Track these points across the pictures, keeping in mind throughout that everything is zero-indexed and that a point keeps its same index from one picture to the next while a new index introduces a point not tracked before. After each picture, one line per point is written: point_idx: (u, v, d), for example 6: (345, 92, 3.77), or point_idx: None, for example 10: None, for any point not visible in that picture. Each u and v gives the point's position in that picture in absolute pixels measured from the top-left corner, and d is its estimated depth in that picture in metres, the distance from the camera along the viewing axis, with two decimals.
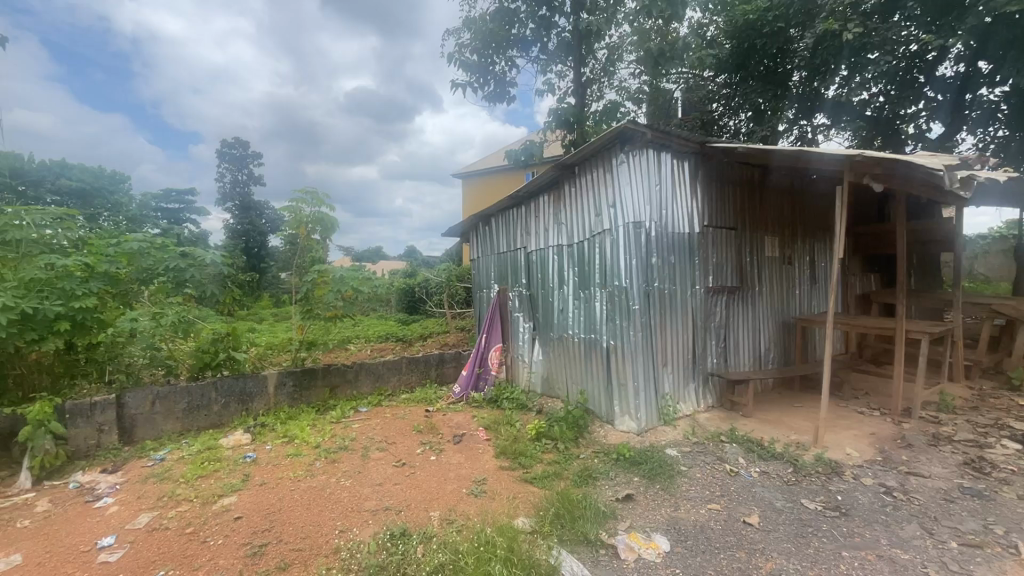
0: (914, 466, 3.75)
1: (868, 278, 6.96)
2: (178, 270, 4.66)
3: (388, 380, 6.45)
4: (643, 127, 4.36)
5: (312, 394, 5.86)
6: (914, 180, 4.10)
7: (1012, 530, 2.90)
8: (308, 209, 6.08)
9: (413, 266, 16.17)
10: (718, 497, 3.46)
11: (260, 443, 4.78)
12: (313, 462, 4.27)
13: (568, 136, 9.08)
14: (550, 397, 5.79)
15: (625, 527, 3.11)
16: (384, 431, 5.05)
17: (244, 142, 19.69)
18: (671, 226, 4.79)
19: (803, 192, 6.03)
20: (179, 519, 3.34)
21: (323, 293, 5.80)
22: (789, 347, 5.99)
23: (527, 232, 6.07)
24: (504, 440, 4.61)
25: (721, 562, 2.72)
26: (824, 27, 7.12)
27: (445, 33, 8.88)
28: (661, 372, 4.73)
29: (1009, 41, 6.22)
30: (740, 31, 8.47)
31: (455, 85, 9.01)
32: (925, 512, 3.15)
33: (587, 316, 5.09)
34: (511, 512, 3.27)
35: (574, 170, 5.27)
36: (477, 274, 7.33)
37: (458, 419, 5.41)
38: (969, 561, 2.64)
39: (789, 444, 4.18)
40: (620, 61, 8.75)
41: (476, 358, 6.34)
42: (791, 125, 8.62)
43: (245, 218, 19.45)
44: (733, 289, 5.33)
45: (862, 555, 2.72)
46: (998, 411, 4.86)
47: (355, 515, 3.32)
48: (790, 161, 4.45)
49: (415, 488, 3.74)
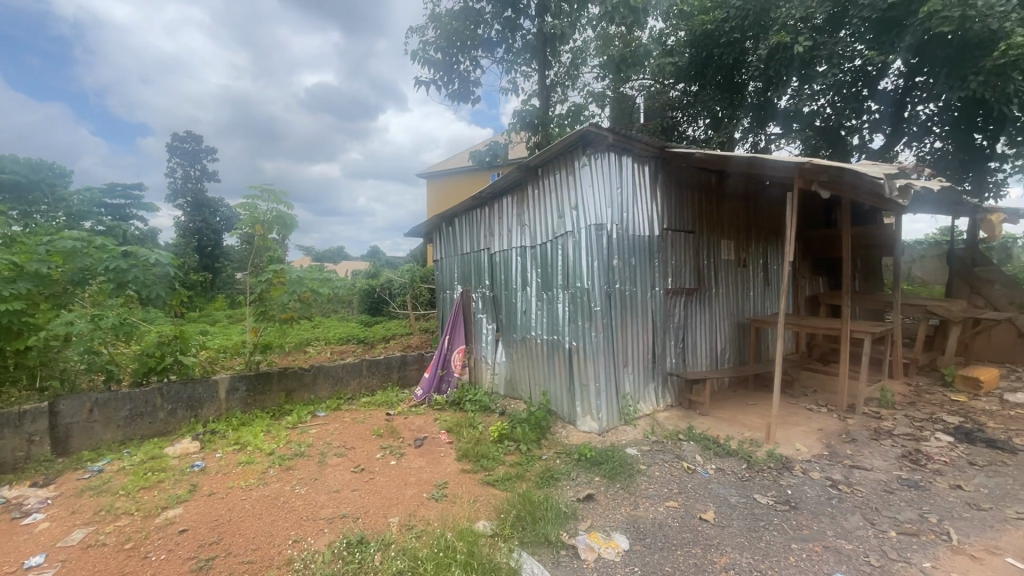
0: (858, 460, 3.94)
1: (817, 280, 7.29)
2: (120, 270, 4.35)
3: (348, 383, 6.29)
4: (605, 130, 4.42)
5: (267, 399, 5.65)
6: (859, 188, 4.30)
7: (945, 518, 3.09)
8: (265, 206, 5.86)
9: (376, 266, 15.87)
10: (676, 494, 3.53)
11: (210, 451, 4.57)
12: (266, 470, 4.11)
13: (532, 138, 9.09)
14: (513, 398, 5.78)
15: (585, 527, 3.13)
16: (343, 436, 4.90)
17: (198, 135, 18.90)
18: (632, 228, 4.86)
19: (757, 198, 6.26)
20: (117, 534, 3.14)
21: (278, 294, 5.58)
22: (743, 347, 6.19)
23: (490, 233, 6.05)
24: (466, 443, 4.57)
25: (678, 559, 2.77)
26: (776, 39, 7.45)
27: (409, 29, 8.75)
28: (622, 372, 4.81)
29: (944, 59, 6.65)
30: (699, 40, 8.70)
31: (419, 82, 8.89)
32: (867, 504, 3.31)
33: (550, 317, 5.11)
34: (471, 516, 3.24)
35: (538, 172, 5.27)
36: (440, 274, 7.24)
37: (420, 423, 5.32)
38: (907, 549, 2.78)
39: (743, 440, 4.32)
40: (584, 65, 8.88)
41: (439, 360, 6.27)
42: (747, 134, 9.02)
43: (198, 215, 18.63)
44: (691, 290, 5.47)
45: (810, 546, 2.83)
46: (933, 406, 5.17)
47: (309, 524, 3.20)
48: (745, 167, 4.60)
49: (374, 494, 3.65)
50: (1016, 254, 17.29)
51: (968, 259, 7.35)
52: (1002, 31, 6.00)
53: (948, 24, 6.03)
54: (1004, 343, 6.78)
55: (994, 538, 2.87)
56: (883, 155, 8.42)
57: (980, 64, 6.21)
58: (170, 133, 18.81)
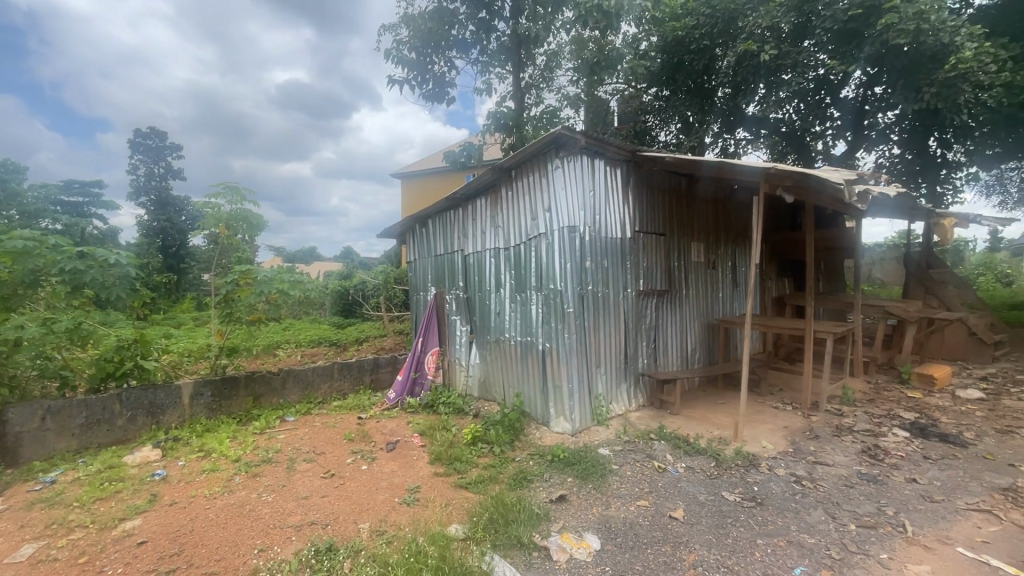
0: (820, 456, 4.07)
1: (783, 282, 7.51)
2: (76, 271, 4.17)
3: (318, 387, 6.17)
4: (578, 133, 4.46)
5: (233, 404, 5.49)
6: (822, 193, 4.44)
7: (900, 511, 3.22)
8: (228, 206, 5.69)
9: (349, 266, 15.62)
10: (646, 493, 3.58)
11: (172, 459, 4.42)
12: (231, 477, 3.99)
13: (507, 139, 9.09)
14: (487, 400, 5.77)
15: (557, 528, 3.14)
16: (312, 441, 4.81)
17: (162, 132, 18.25)
18: (604, 231, 4.92)
19: (726, 202, 6.41)
20: (70, 549, 2.99)
21: (245, 295, 5.43)
22: (713, 347, 6.32)
23: (464, 234, 6.02)
24: (438, 446, 4.53)
25: (648, 557, 2.81)
26: (744, 47, 7.67)
27: (382, 27, 8.64)
28: (595, 372, 4.85)
29: (900, 70, 6.91)
30: (670, 46, 8.86)
31: (392, 81, 8.78)
32: (829, 498, 3.42)
33: (523, 319, 5.12)
34: (443, 520, 3.21)
35: (511, 174, 5.28)
36: (414, 276, 7.17)
37: (392, 426, 5.26)
38: (866, 542, 2.89)
39: (712, 439, 4.41)
40: (559, 68, 8.92)
41: (412, 362, 6.22)
42: (716, 139, 9.24)
43: (161, 214, 18.00)
44: (662, 291, 5.56)
45: (775, 541, 2.91)
46: (891, 403, 5.38)
47: (275, 532, 3.12)
48: (714, 172, 4.70)
49: (344, 500, 3.58)
50: (967, 257, 18.18)
51: (924, 262, 7.69)
52: (953, 45, 6.32)
53: (904, 36, 6.33)
54: (956, 342, 7.13)
55: (946, 529, 3.00)
56: (846, 161, 8.73)
57: (933, 75, 6.53)
58: (133, 129, 18.12)
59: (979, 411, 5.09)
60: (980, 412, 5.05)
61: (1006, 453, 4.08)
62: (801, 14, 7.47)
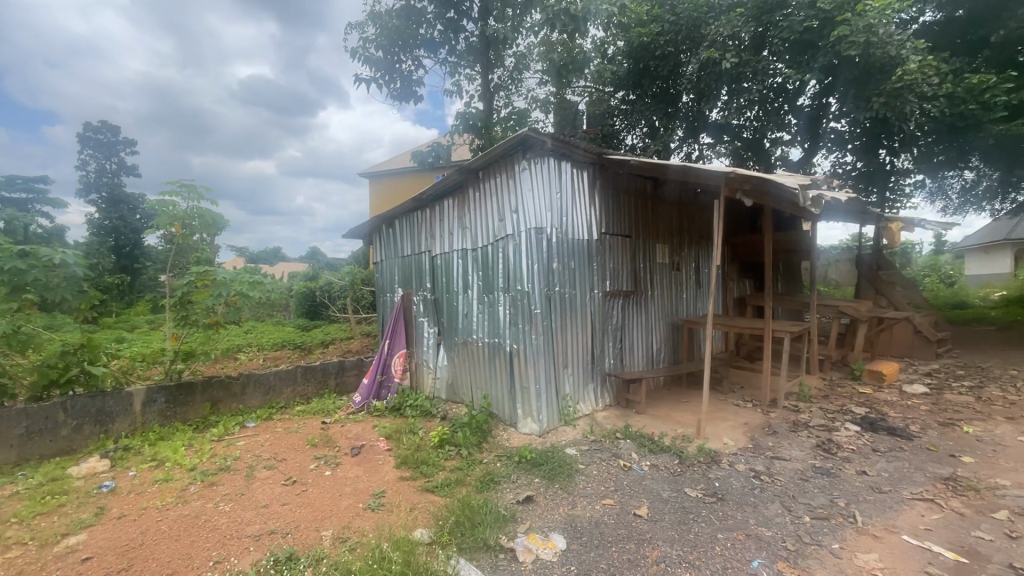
0: (778, 451, 4.21)
1: (744, 282, 7.75)
2: (17, 271, 3.93)
3: (281, 392, 5.99)
4: (544, 135, 4.49)
5: (189, 411, 5.28)
6: (779, 198, 4.61)
7: (851, 502, 3.37)
8: (184, 204, 5.47)
9: (315, 267, 15.25)
10: (612, 492, 3.62)
11: (121, 469, 4.21)
12: (186, 487, 3.83)
13: (476, 141, 9.07)
14: (455, 402, 5.73)
15: (524, 529, 3.15)
16: (274, 447, 4.66)
17: (115, 125, 17.42)
18: (571, 232, 4.96)
19: (690, 205, 6.57)
20: (6, 568, 2.81)
21: (203, 297, 5.23)
22: (678, 346, 6.46)
23: (432, 235, 5.97)
24: (405, 449, 4.46)
25: (613, 555, 2.84)
26: (706, 54, 7.88)
27: (349, 25, 8.48)
28: (562, 372, 4.89)
29: (851, 80, 7.27)
30: (636, 51, 9.00)
31: (358, 80, 8.63)
32: (785, 492, 3.55)
33: (491, 321, 5.11)
34: (408, 525, 3.17)
35: (479, 175, 5.26)
36: (380, 277, 7.06)
37: (358, 430, 5.15)
38: (819, 533, 3.00)
39: (676, 436, 4.50)
40: (527, 70, 8.91)
41: (379, 365, 6.17)
42: (681, 144, 9.45)
43: (114, 212, 17.18)
44: (628, 292, 5.65)
45: (733, 535, 2.99)
46: (844, 398, 5.63)
47: (232, 543, 3.01)
48: (678, 175, 4.81)
49: (306, 507, 3.49)
50: (913, 260, 19.18)
51: (874, 264, 8.07)
52: (899, 58, 6.68)
53: (854, 48, 6.65)
54: (904, 339, 7.51)
55: (893, 518, 3.16)
56: (802, 166, 9.09)
57: (882, 86, 6.86)
58: (82, 122, 17.23)
59: (924, 405, 5.38)
60: (925, 406, 5.33)
61: (948, 444, 4.32)
62: (760, 24, 7.75)
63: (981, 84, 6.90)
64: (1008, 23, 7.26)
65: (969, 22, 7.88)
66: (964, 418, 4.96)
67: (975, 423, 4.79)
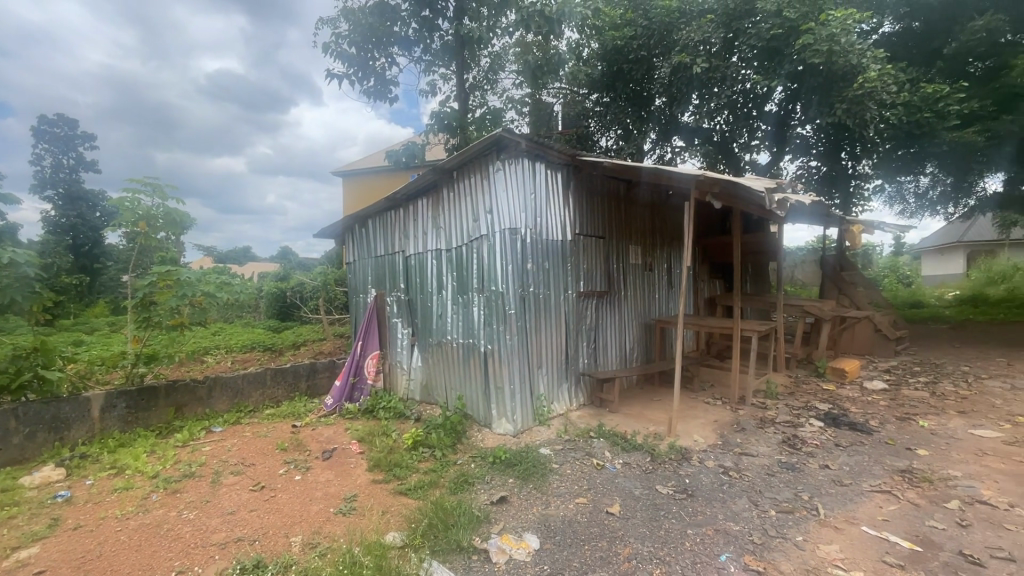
0: (746, 448, 4.32)
1: (714, 283, 7.92)
2: None
3: (249, 396, 5.84)
4: (518, 136, 4.51)
5: (152, 416, 5.10)
6: (747, 200, 4.72)
7: (814, 496, 3.48)
8: (148, 201, 5.28)
9: (286, 267, 14.93)
10: (585, 490, 3.66)
11: (77, 478, 4.04)
12: (147, 495, 3.70)
13: (451, 140, 9.02)
14: (429, 403, 5.68)
15: (497, 530, 3.14)
16: (241, 452, 4.55)
17: (73, 119, 16.74)
18: (545, 233, 4.98)
19: (662, 207, 6.69)
20: None
21: (166, 298, 5.05)
22: (650, 346, 6.56)
23: (405, 235, 5.91)
24: (378, 452, 4.41)
25: (586, 553, 2.87)
26: (678, 59, 8.02)
27: (320, 20, 8.32)
28: (536, 372, 4.91)
29: (816, 87, 7.51)
30: (610, 54, 9.09)
31: (331, 76, 8.48)
32: (752, 486, 3.64)
33: (465, 321, 5.09)
34: (380, 528, 3.13)
35: (453, 175, 5.24)
36: (353, 278, 6.95)
37: (329, 433, 5.06)
38: (784, 526, 3.09)
39: (648, 435, 4.57)
40: (502, 70, 8.93)
41: (351, 367, 6.08)
42: (654, 146, 9.61)
43: (71, 209, 16.45)
44: (602, 292, 5.71)
45: (703, 531, 3.06)
46: (809, 395, 5.81)
47: (196, 552, 2.92)
48: (651, 177, 4.88)
49: (275, 513, 3.41)
50: (875, 260, 19.94)
51: (838, 265, 8.35)
52: (860, 66, 6.95)
53: (818, 56, 6.88)
54: (865, 337, 7.82)
55: (854, 510, 3.28)
56: (770, 170, 9.35)
57: (844, 93, 7.11)
58: (37, 114, 16.50)
59: (883, 400, 5.61)
60: (884, 401, 5.56)
61: (904, 438, 4.52)
62: (730, 30, 7.93)
63: (935, 93, 7.26)
64: (960, 36, 7.59)
65: (924, 34, 8.27)
66: (919, 413, 5.18)
67: (930, 418, 5.01)
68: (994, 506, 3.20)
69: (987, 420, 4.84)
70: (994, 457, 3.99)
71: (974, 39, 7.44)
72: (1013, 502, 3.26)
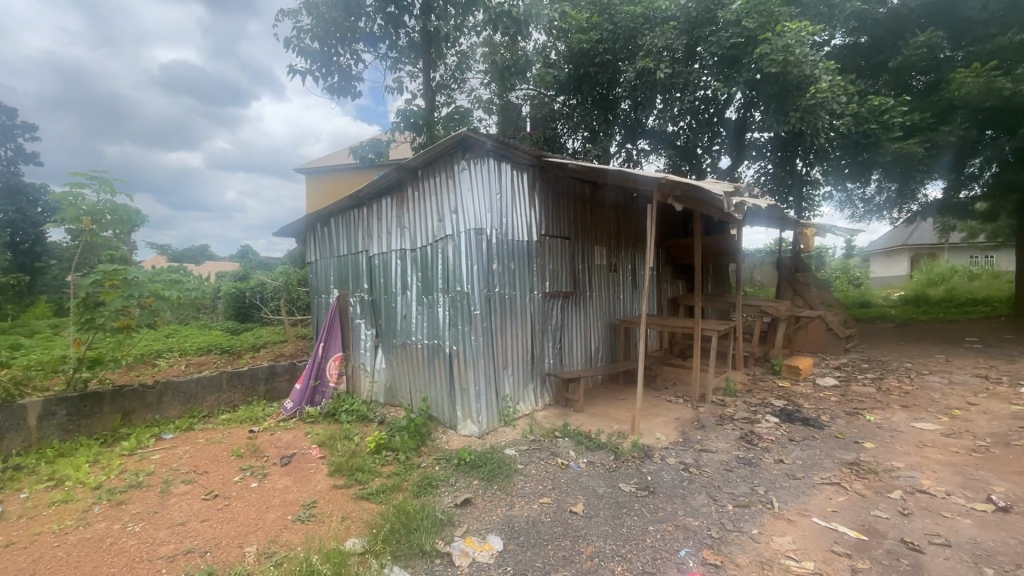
0: (705, 444, 4.44)
1: (676, 283, 8.11)
2: None
3: (203, 400, 5.61)
4: (483, 136, 4.50)
5: (96, 424, 4.84)
6: (707, 203, 4.84)
7: (770, 489, 3.60)
8: (92, 195, 4.99)
9: (246, 266, 14.40)
10: (549, 490, 3.67)
11: (11, 492, 3.78)
12: (89, 508, 3.50)
13: (417, 138, 8.92)
14: (393, 405, 5.59)
15: (461, 533, 3.10)
16: (193, 460, 4.35)
17: (12, 108, 15.69)
18: (511, 234, 4.98)
19: (626, 208, 6.80)
20: None
21: (111, 298, 4.78)
22: (615, 345, 6.64)
23: (369, 234, 5.80)
24: (339, 456, 4.30)
25: (549, 553, 2.87)
26: (642, 63, 8.17)
27: (281, 12, 8.06)
28: (502, 373, 4.90)
29: (772, 95, 7.80)
30: (576, 57, 9.17)
31: (293, 71, 8.24)
32: (711, 482, 3.74)
33: (430, 322, 5.03)
34: (339, 535, 3.06)
35: (418, 174, 5.18)
36: (315, 277, 6.77)
37: (288, 438, 4.91)
38: (741, 520, 3.18)
39: (612, 433, 4.63)
40: (470, 70, 8.90)
41: (312, 369, 5.92)
42: (619, 149, 9.77)
43: (9, 204, 15.37)
44: (567, 293, 5.75)
45: (663, 527, 3.11)
46: (765, 392, 6.02)
47: (142, 566, 2.78)
48: (615, 179, 4.94)
49: (229, 523, 3.27)
50: (828, 262, 20.85)
51: (793, 266, 8.67)
52: (813, 77, 7.27)
53: (774, 66, 7.16)
54: (817, 336, 8.17)
55: (805, 502, 3.41)
56: (730, 174, 9.64)
57: (798, 102, 7.41)
58: None
59: (833, 396, 5.86)
60: (834, 397, 5.81)
61: (853, 432, 4.73)
62: (692, 37, 8.14)
63: (881, 105, 7.69)
64: (904, 51, 8.09)
65: (871, 48, 8.72)
66: (866, 407, 5.45)
67: (876, 412, 5.27)
68: (933, 495, 3.40)
69: (927, 414, 5.13)
70: (934, 448, 4.23)
71: (916, 53, 7.95)
72: (950, 490, 3.46)
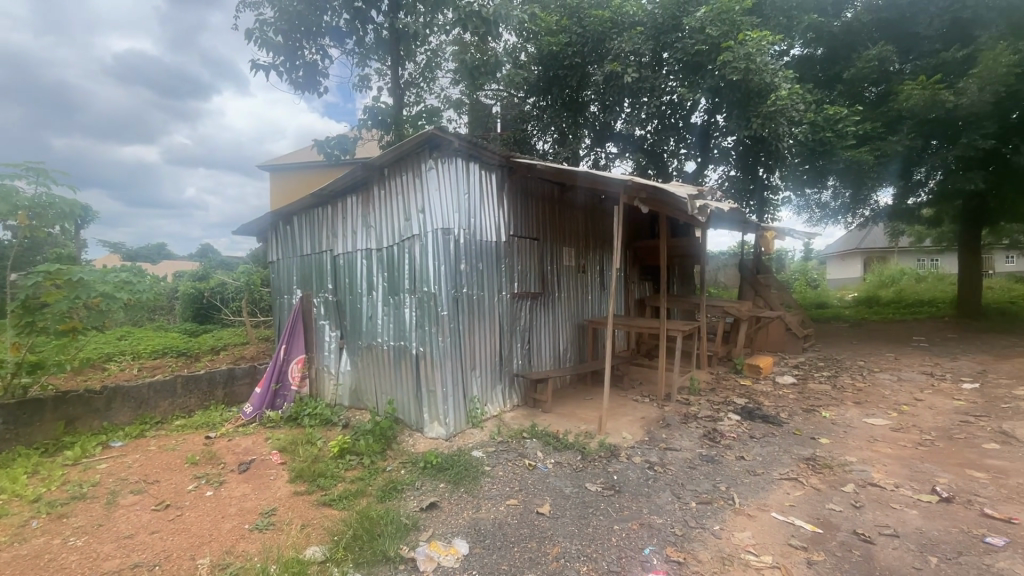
0: (670, 442, 4.52)
1: (643, 284, 8.23)
2: None
3: (156, 406, 5.35)
4: (451, 135, 4.45)
5: (36, 432, 4.55)
6: (672, 206, 4.93)
7: (731, 486, 3.68)
8: (30, 188, 4.70)
9: (206, 265, 13.84)
10: (516, 492, 3.65)
11: None
12: (25, 522, 3.27)
13: (385, 137, 8.77)
14: (359, 408, 5.47)
15: (426, 537, 3.05)
16: (144, 469, 4.14)
17: None
18: (479, 234, 4.95)
19: (594, 210, 6.86)
20: None
21: (54, 300, 4.48)
22: (583, 346, 6.69)
23: (334, 233, 5.66)
24: (301, 462, 4.17)
25: (515, 556, 2.85)
26: (610, 67, 8.28)
27: (242, 3, 7.78)
28: (469, 374, 4.85)
29: (735, 102, 8.04)
30: (545, 59, 9.21)
31: (255, 65, 7.96)
32: (675, 480, 3.80)
33: (396, 323, 4.94)
34: (299, 544, 2.96)
35: (384, 172, 5.08)
36: (277, 278, 6.56)
37: (247, 444, 4.73)
38: (704, 517, 3.24)
39: (580, 433, 4.65)
40: (439, 69, 8.84)
41: (273, 373, 5.73)
42: (588, 151, 9.88)
43: None
44: (536, 293, 5.76)
45: (629, 525, 3.14)
46: (728, 391, 6.17)
47: None
48: (583, 180, 4.97)
49: (180, 534, 3.12)
50: (787, 264, 21.61)
51: (755, 268, 8.93)
52: (773, 85, 7.52)
53: (736, 73, 7.39)
54: (777, 336, 8.45)
55: (765, 497, 3.50)
56: (696, 178, 9.88)
57: (759, 109, 7.66)
58: None
59: (791, 394, 6.06)
60: (793, 395, 6.01)
61: (809, 428, 4.90)
62: (658, 43, 8.30)
63: (836, 115, 8.05)
64: (856, 63, 8.47)
65: (826, 60, 9.10)
66: (822, 404, 5.66)
67: (831, 408, 5.48)
68: (883, 487, 3.55)
69: (878, 410, 5.36)
70: (884, 443, 4.42)
71: (868, 66, 8.32)
72: (898, 483, 3.62)
